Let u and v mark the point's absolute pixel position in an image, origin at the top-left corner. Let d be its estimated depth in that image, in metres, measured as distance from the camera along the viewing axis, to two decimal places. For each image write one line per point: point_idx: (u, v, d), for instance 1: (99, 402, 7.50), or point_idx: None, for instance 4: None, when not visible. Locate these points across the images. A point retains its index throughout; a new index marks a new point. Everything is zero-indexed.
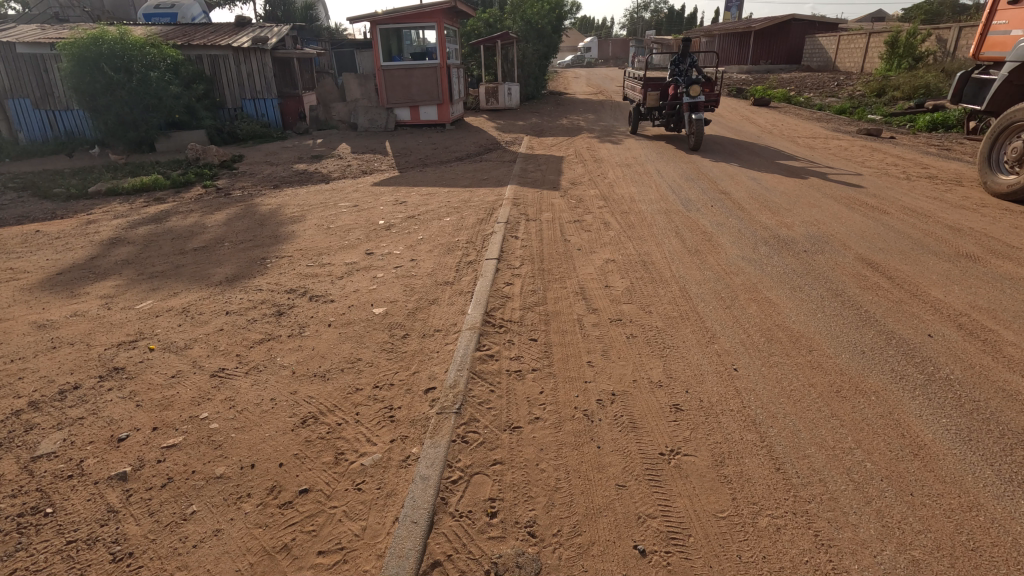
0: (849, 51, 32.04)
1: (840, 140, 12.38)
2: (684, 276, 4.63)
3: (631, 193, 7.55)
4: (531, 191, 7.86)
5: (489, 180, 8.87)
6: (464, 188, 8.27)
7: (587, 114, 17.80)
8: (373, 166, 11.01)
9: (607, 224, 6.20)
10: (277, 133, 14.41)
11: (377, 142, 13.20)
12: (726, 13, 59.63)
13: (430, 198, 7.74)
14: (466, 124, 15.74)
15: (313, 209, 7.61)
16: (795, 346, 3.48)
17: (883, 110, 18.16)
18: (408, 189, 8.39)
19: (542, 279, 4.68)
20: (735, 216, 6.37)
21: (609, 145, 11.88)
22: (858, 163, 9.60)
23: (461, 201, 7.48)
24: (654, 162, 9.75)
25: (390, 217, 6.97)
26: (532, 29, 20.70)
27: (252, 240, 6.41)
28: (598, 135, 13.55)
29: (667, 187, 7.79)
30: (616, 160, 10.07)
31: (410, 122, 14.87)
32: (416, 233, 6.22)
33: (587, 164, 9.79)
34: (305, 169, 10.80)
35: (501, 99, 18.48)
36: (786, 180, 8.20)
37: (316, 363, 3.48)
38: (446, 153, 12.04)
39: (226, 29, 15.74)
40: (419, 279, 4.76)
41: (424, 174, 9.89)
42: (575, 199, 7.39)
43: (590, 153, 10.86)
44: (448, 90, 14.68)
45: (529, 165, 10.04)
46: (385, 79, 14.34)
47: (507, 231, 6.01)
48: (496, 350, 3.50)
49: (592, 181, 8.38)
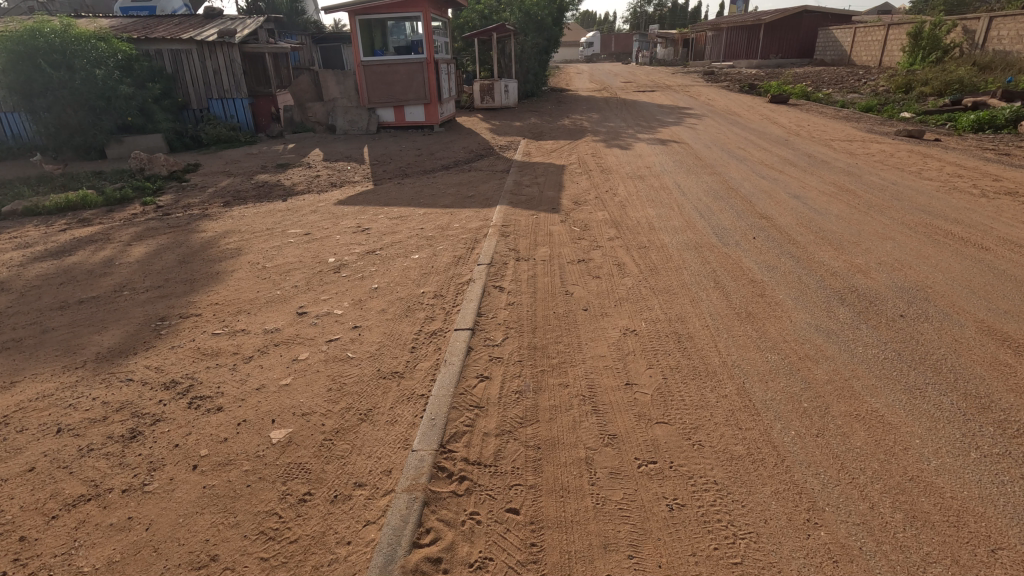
0: (867, 44, 30.46)
1: (881, 144, 10.87)
2: (738, 367, 3.18)
3: (648, 217, 6.09)
4: (525, 214, 6.41)
5: (475, 197, 7.42)
6: (444, 209, 6.82)
7: (591, 113, 16.30)
8: (345, 176, 9.55)
9: (621, 267, 4.74)
10: (246, 137, 12.99)
11: (355, 147, 11.75)
12: (733, 6, 57.87)
13: (400, 224, 6.28)
14: (458, 126, 14.27)
15: (255, 236, 6.18)
16: (964, 540, 2.02)
17: (915, 108, 16.63)
18: (376, 210, 6.95)
19: (531, 368, 3.23)
20: (788, 254, 4.91)
21: (617, 151, 10.40)
22: (915, 174, 8.10)
23: (439, 229, 6.03)
24: (670, 174, 8.26)
25: (346, 251, 5.52)
26: (532, 21, 19.03)
27: (163, 285, 4.98)
28: (605, 138, 12.09)
29: (692, 209, 6.32)
30: (626, 171, 8.60)
31: (394, 123, 13.41)
32: (371, 278, 4.78)
33: (592, 176, 8.31)
34: (267, 181, 9.37)
35: (497, 97, 16.97)
36: (837, 198, 6.73)
37: (138, 567, 2.05)
38: (431, 161, 10.57)
39: (192, 20, 14.29)
40: (356, 367, 3.31)
41: (401, 188, 8.44)
42: (578, 227, 5.93)
43: (595, 162, 9.38)
44: (437, 88, 13.19)
45: (525, 176, 8.58)
46: (366, 75, 12.89)
47: (489, 277, 4.56)
48: (447, 545, 2.05)
49: (599, 200, 6.91)
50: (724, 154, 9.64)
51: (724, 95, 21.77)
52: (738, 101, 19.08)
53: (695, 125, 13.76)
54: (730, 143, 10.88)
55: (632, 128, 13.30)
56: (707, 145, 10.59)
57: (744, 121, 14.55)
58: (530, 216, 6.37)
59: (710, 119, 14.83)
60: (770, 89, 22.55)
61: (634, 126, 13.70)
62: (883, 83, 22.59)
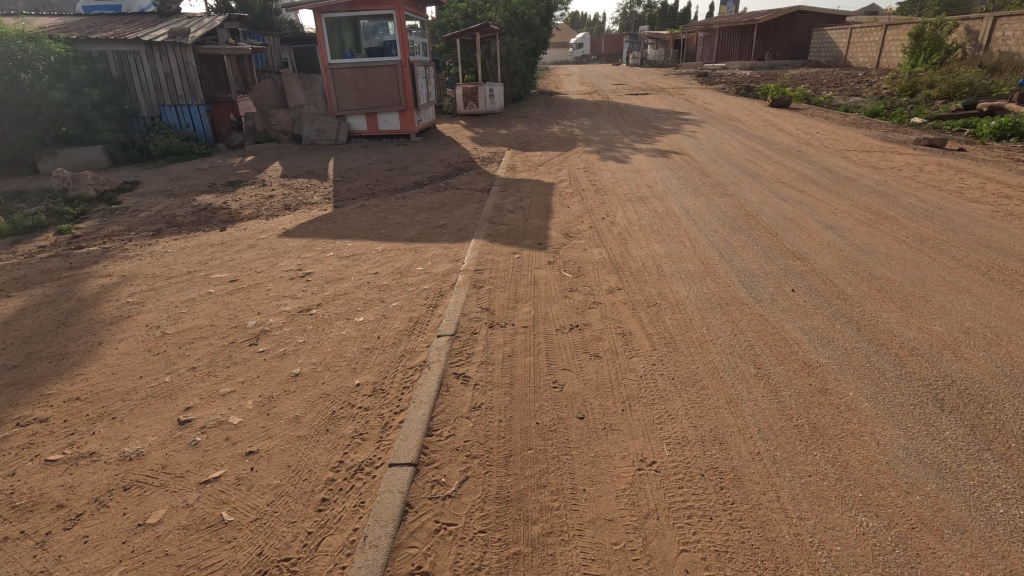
0: (863, 44, 29.63)
1: (902, 154, 9.84)
2: (825, 552, 2.02)
3: (655, 258, 4.96)
4: (505, 252, 5.25)
5: (446, 225, 6.26)
6: (408, 245, 5.65)
7: (582, 119, 15.20)
8: (303, 197, 8.36)
9: (628, 339, 3.58)
10: (201, 147, 11.73)
11: (320, 160, 10.53)
12: (724, 7, 57.19)
13: (351, 268, 5.10)
14: (437, 134, 13.10)
15: (169, 284, 4.97)
16: None
17: (925, 112, 15.69)
18: (327, 246, 5.76)
19: (498, 555, 2.07)
20: (843, 316, 3.78)
21: (612, 165, 9.29)
22: (955, 194, 7.06)
23: (397, 275, 4.86)
24: (675, 195, 7.14)
25: (273, 309, 4.32)
26: (518, 21, 17.91)
27: (21, 363, 3.75)
28: (598, 148, 10.99)
29: (708, 246, 5.20)
30: (623, 191, 7.47)
31: (367, 132, 12.22)
32: (296, 356, 3.59)
33: (585, 199, 7.18)
34: (212, 203, 8.13)
35: (481, 102, 15.85)
36: (878, 228, 5.64)
37: None
38: (403, 176, 9.40)
39: (144, 20, 13.04)
40: (227, 550, 2.13)
41: (362, 212, 7.25)
42: (569, 271, 4.78)
43: (588, 180, 8.25)
44: (414, 93, 12.03)
45: (507, 197, 7.43)
46: (335, 80, 11.72)
47: (450, 359, 3.37)
48: None
49: (593, 232, 5.77)
50: (734, 169, 8.54)
51: (721, 98, 20.76)
52: (737, 106, 18.07)
53: (695, 132, 12.69)
54: (737, 154, 9.82)
55: (627, 137, 12.20)
56: (712, 158, 9.51)
57: (747, 127, 13.51)
58: (510, 253, 5.21)
59: (710, 126, 13.77)
60: (768, 92, 21.59)
61: (630, 133, 12.61)
62: (886, 85, 21.71)
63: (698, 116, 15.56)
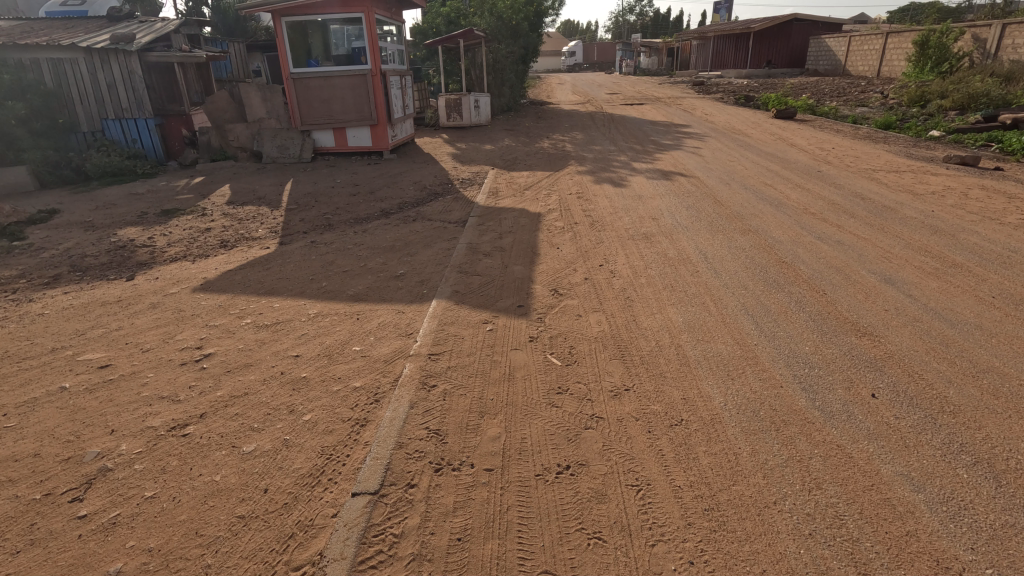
0: (863, 53, 28.75)
1: (937, 175, 8.70)
2: None
3: (672, 335, 3.70)
4: (473, 320, 4.00)
5: (405, 275, 4.99)
6: (350, 308, 4.38)
7: (574, 132, 14.06)
8: (245, 231, 7.07)
9: (646, 501, 2.32)
10: (147, 166, 10.44)
11: (277, 182, 9.26)
12: (716, 15, 56.59)
13: (265, 347, 3.80)
14: (415, 150, 11.89)
15: (16, 373, 3.66)
16: None
17: (942, 124, 14.67)
18: (247, 308, 4.49)
19: None
20: (963, 450, 2.54)
21: (609, 190, 8.07)
22: (1020, 228, 5.89)
23: (323, 360, 3.58)
24: (688, 231, 5.93)
25: (132, 425, 3.01)
26: (504, 27, 16.73)
27: None
28: (592, 167, 9.82)
29: (740, 313, 3.96)
30: (623, 226, 6.24)
31: (335, 149, 10.98)
32: (129, 533, 2.29)
33: (578, 236, 5.96)
34: (136, 238, 6.85)
35: (465, 114, 14.72)
36: (953, 281, 4.44)
37: None
38: (369, 202, 8.16)
39: (89, 25, 11.77)
40: None
41: (308, 254, 5.97)
42: (557, 355, 3.53)
43: (582, 210, 7.02)
44: (387, 105, 10.82)
45: (485, 232, 6.21)
46: (298, 90, 10.48)
47: (363, 551, 2.10)
48: None
49: (589, 290, 4.52)
50: (751, 196, 7.36)
51: (720, 109, 19.68)
52: (739, 117, 17.00)
53: (698, 148, 11.57)
54: (750, 176, 8.65)
55: (624, 154, 11.02)
56: (723, 181, 8.33)
57: (755, 141, 12.39)
58: (479, 323, 3.94)
59: (714, 140, 12.61)
60: (770, 103, 20.55)
61: (627, 149, 11.45)
62: (893, 95, 20.72)
63: (699, 129, 14.41)
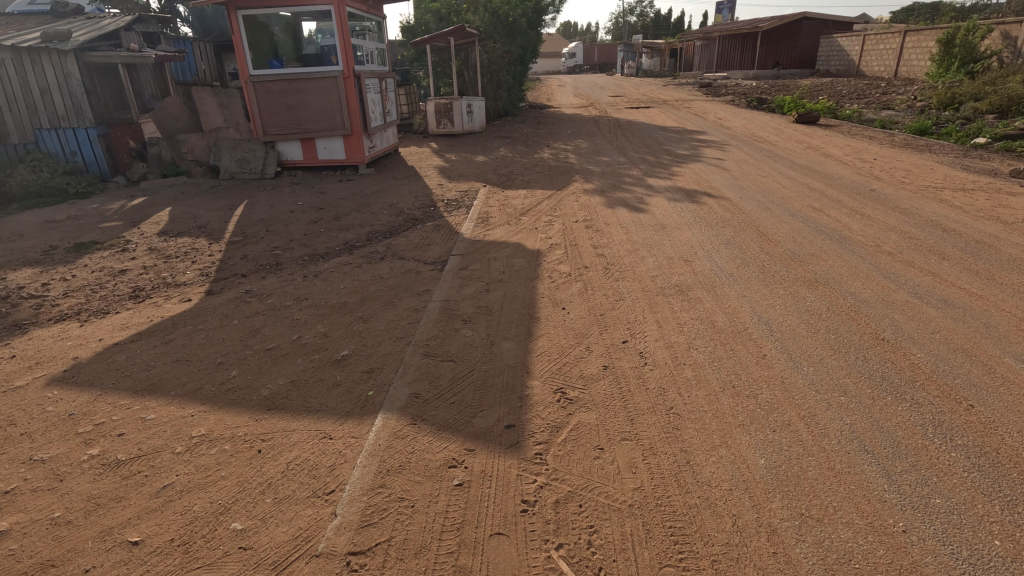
0: (879, 52, 27.30)
1: (1016, 196, 7.25)
2: None
3: (757, 506, 2.25)
4: (435, 463, 2.56)
5: (348, 359, 3.55)
6: (255, 424, 2.93)
7: (578, 140, 12.61)
8: (169, 273, 5.63)
9: None
10: (83, 184, 9.00)
11: (227, 204, 7.81)
12: (719, 15, 55.13)
13: (92, 519, 2.35)
14: (398, 162, 10.44)
15: None
16: None
17: (986, 129, 13.15)
18: (106, 422, 3.04)
19: None
20: None
21: (624, 216, 6.62)
22: None
23: (173, 558, 2.13)
24: (737, 283, 4.49)
25: None
26: (500, 23, 15.29)
27: None
28: (601, 184, 8.38)
29: (856, 454, 2.51)
30: (648, 274, 4.80)
31: (303, 163, 9.54)
32: None
33: (589, 291, 4.50)
34: (27, 284, 5.39)
35: (456, 120, 13.29)
36: None
37: None
38: (331, 232, 6.72)
39: (25, 23, 10.36)
40: None
41: (232, 312, 4.53)
42: (568, 553, 2.08)
43: (593, 246, 5.58)
44: (363, 112, 9.39)
45: (468, 283, 4.76)
46: (258, 95, 9.06)
47: None
48: None
49: (612, 393, 3.07)
50: (802, 227, 5.92)
51: (734, 113, 18.23)
52: (758, 123, 15.52)
53: (721, 160, 10.12)
54: (792, 197, 7.22)
55: (637, 167, 9.58)
56: (760, 204, 6.91)
57: (784, 151, 10.94)
58: (441, 471, 2.50)
59: (737, 150, 11.16)
60: (788, 107, 19.11)
61: (639, 162, 10.00)
62: (919, 98, 19.26)
63: (717, 137, 12.97)
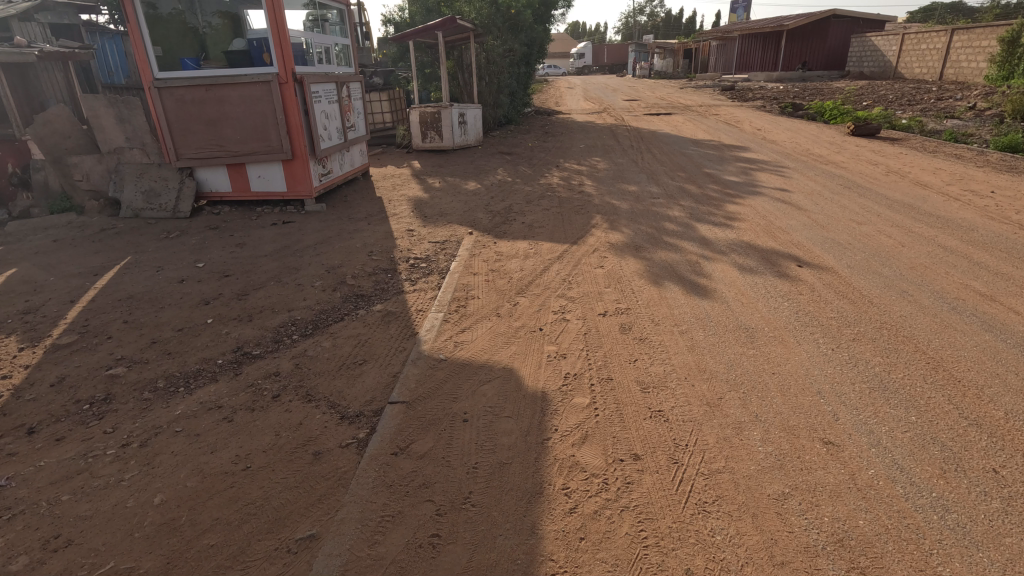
0: (921, 53, 24.62)
1: None
2: None
3: None
4: None
5: None
6: None
7: (594, 159, 10.20)
8: None
9: None
10: None
11: (99, 264, 5.45)
12: (733, 15, 52.56)
13: None
14: (363, 192, 8.06)
15: None
16: None
17: None
18: None
19: None
20: None
21: (679, 306, 4.20)
22: None
23: None
24: (981, 549, 2.04)
25: None
26: (500, 14, 12.91)
27: None
28: (633, 233, 5.97)
29: None
30: (767, 489, 2.38)
31: (231, 194, 7.18)
32: None
33: (649, 555, 2.09)
34: None
35: (444, 133, 10.91)
36: None
37: None
38: (224, 324, 4.35)
39: None
40: None
41: None
42: None
43: (638, 387, 3.16)
44: (311, 129, 7.02)
45: (400, 507, 2.35)
46: (167, 105, 6.68)
47: None
48: None
49: None
50: (993, 343, 3.48)
51: (773, 122, 15.72)
52: (807, 136, 13.04)
53: (786, 191, 7.68)
54: (928, 266, 4.78)
55: (675, 202, 7.16)
56: (887, 282, 4.47)
57: (862, 178, 8.49)
58: None
59: (800, 175, 8.71)
60: (831, 115, 16.59)
61: (678, 194, 7.58)
62: (984, 105, 16.68)
63: (765, 155, 10.51)
